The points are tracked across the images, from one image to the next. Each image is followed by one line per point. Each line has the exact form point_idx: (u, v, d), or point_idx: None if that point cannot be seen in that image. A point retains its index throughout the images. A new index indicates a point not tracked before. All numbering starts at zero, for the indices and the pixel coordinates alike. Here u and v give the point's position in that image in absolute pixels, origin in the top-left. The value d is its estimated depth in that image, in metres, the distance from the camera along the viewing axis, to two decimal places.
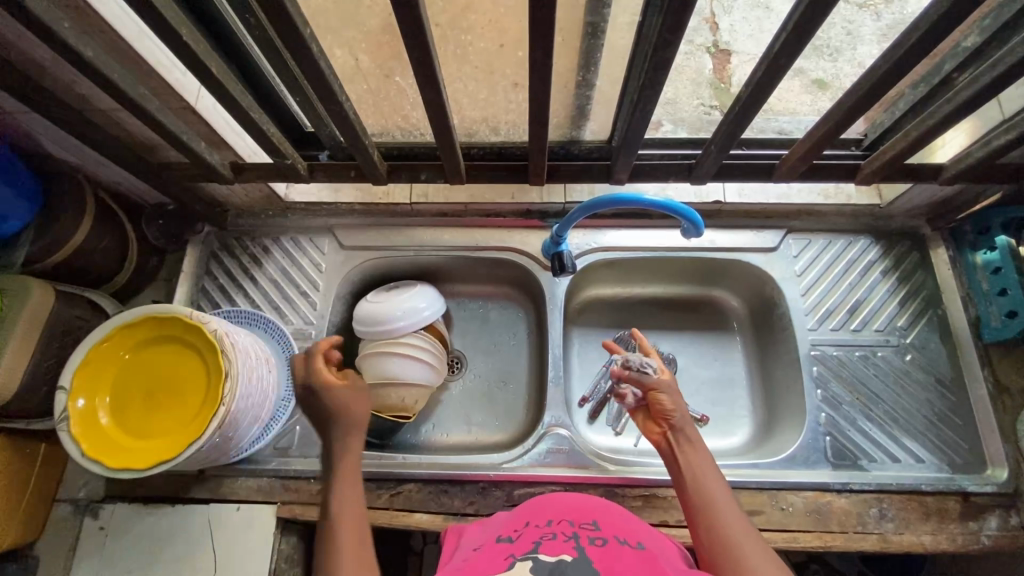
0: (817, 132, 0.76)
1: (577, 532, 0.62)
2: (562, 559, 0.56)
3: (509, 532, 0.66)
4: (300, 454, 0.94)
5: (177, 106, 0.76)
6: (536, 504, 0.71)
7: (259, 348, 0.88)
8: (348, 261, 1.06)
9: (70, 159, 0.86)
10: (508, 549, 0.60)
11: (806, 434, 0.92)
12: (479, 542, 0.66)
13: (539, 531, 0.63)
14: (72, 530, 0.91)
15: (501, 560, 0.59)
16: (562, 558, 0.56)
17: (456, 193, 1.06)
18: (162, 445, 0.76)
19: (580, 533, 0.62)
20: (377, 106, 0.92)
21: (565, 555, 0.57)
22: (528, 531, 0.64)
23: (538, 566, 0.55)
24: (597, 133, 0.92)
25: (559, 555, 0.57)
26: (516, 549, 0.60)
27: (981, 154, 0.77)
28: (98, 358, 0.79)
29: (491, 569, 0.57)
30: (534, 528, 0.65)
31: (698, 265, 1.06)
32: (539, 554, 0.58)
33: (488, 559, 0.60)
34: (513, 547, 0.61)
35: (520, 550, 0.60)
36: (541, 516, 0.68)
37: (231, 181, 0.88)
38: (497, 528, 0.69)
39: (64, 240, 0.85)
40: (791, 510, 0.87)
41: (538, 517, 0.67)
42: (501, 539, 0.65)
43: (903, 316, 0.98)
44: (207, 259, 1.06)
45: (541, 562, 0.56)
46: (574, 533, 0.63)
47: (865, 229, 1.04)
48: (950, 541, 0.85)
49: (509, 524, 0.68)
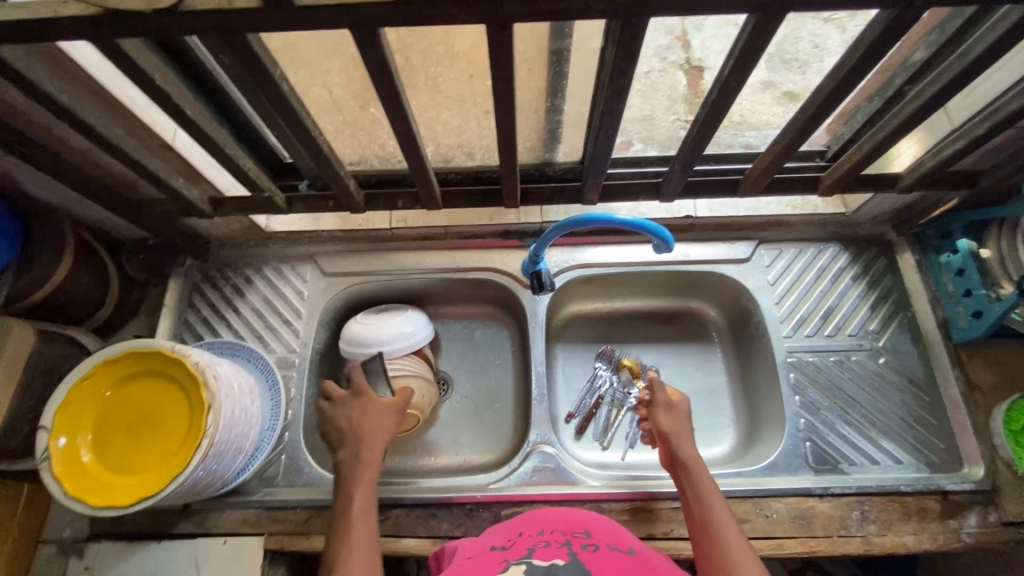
0: (778, 144, 0.79)
1: (569, 540, 0.63)
2: (555, 564, 0.58)
3: (504, 541, 0.67)
4: (286, 484, 0.93)
5: (154, 145, 0.78)
6: (532, 514, 0.72)
7: (242, 378, 0.88)
8: (330, 288, 1.07)
9: (50, 199, 0.87)
10: (503, 554, 0.61)
11: (787, 440, 0.94)
12: (474, 552, 0.67)
13: (533, 539, 0.64)
14: (56, 571, 0.90)
15: (497, 564, 0.60)
16: (554, 562, 0.58)
17: (436, 217, 1.09)
18: (149, 480, 0.76)
19: (572, 540, 0.63)
20: (353, 135, 0.94)
21: (558, 560, 0.58)
22: (522, 539, 0.65)
23: (532, 569, 0.56)
24: (570, 154, 0.96)
25: (552, 559, 0.58)
26: (512, 555, 0.61)
27: (935, 161, 0.81)
28: (80, 394, 0.79)
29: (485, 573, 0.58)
30: (527, 537, 0.66)
31: (675, 278, 1.09)
32: (532, 558, 0.59)
33: (482, 565, 0.61)
34: (507, 553, 0.62)
35: (514, 555, 0.61)
36: (533, 526, 0.68)
37: (211, 216, 0.89)
38: (492, 539, 0.69)
39: (44, 279, 0.86)
40: (774, 517, 0.87)
41: (531, 526, 0.68)
42: (495, 548, 0.65)
43: (874, 320, 1.01)
44: (190, 291, 1.07)
45: (534, 566, 0.57)
46: (566, 541, 0.63)
47: (834, 237, 1.07)
48: (932, 540, 0.86)
49: (503, 534, 0.69)
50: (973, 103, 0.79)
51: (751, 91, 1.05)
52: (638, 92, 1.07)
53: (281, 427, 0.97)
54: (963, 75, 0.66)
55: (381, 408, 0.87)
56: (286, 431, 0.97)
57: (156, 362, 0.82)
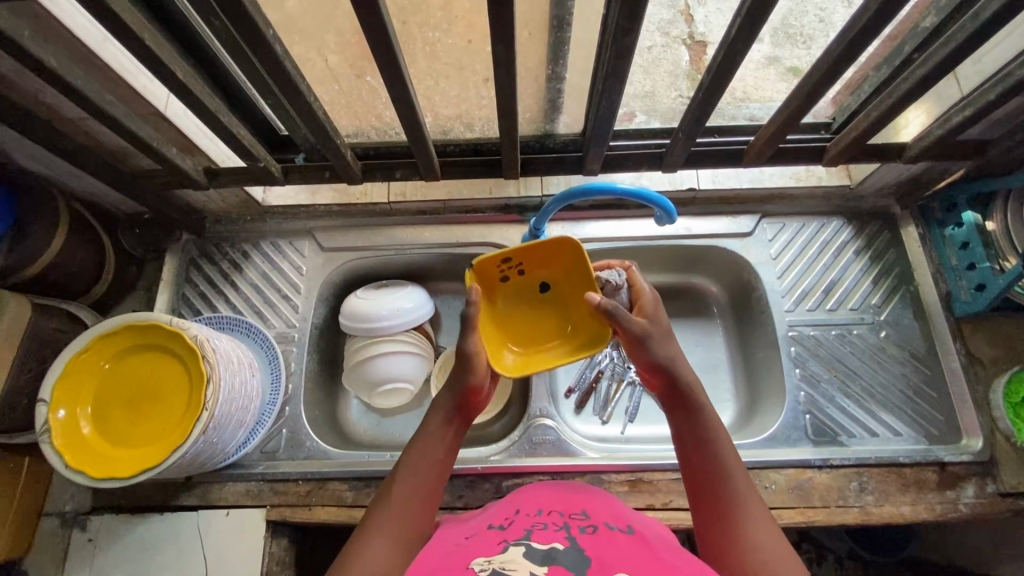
0: (782, 113, 0.77)
1: (567, 522, 0.63)
2: (553, 547, 0.57)
3: (501, 520, 0.66)
4: (287, 457, 0.94)
5: (146, 113, 0.76)
6: (528, 493, 0.72)
7: (242, 353, 0.88)
8: (328, 263, 1.06)
9: (40, 171, 0.86)
10: (501, 535, 0.61)
11: (787, 413, 0.94)
12: (468, 529, 0.66)
13: (530, 519, 0.64)
14: (60, 543, 0.90)
15: (495, 545, 0.59)
16: (553, 546, 0.57)
17: (436, 191, 1.07)
18: (150, 451, 0.76)
19: (570, 523, 0.63)
20: (349, 107, 0.92)
21: (557, 543, 0.58)
22: (520, 518, 0.65)
23: (531, 553, 0.56)
24: (571, 126, 0.93)
25: (551, 543, 0.58)
26: (510, 535, 0.61)
27: (943, 130, 0.79)
28: (79, 368, 0.79)
29: (483, 553, 0.57)
30: (525, 516, 0.65)
31: (676, 253, 1.08)
32: (531, 541, 0.58)
33: (478, 544, 0.60)
34: (505, 532, 0.62)
35: (512, 536, 0.60)
36: (530, 505, 0.68)
37: (206, 187, 0.87)
38: (488, 517, 0.68)
39: (37, 255, 0.85)
40: (774, 488, 0.88)
41: (527, 505, 0.68)
42: (492, 526, 0.65)
43: (876, 294, 1.01)
44: (187, 267, 1.06)
45: (533, 550, 0.56)
46: (565, 523, 0.63)
47: (837, 211, 1.06)
48: (929, 510, 0.86)
49: (500, 513, 0.68)
50: (984, 69, 0.77)
51: (755, 64, 1.03)
52: (641, 67, 1.05)
53: (281, 401, 0.97)
54: (973, 38, 0.64)
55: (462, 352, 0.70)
56: (287, 406, 0.97)
57: (154, 336, 0.81)
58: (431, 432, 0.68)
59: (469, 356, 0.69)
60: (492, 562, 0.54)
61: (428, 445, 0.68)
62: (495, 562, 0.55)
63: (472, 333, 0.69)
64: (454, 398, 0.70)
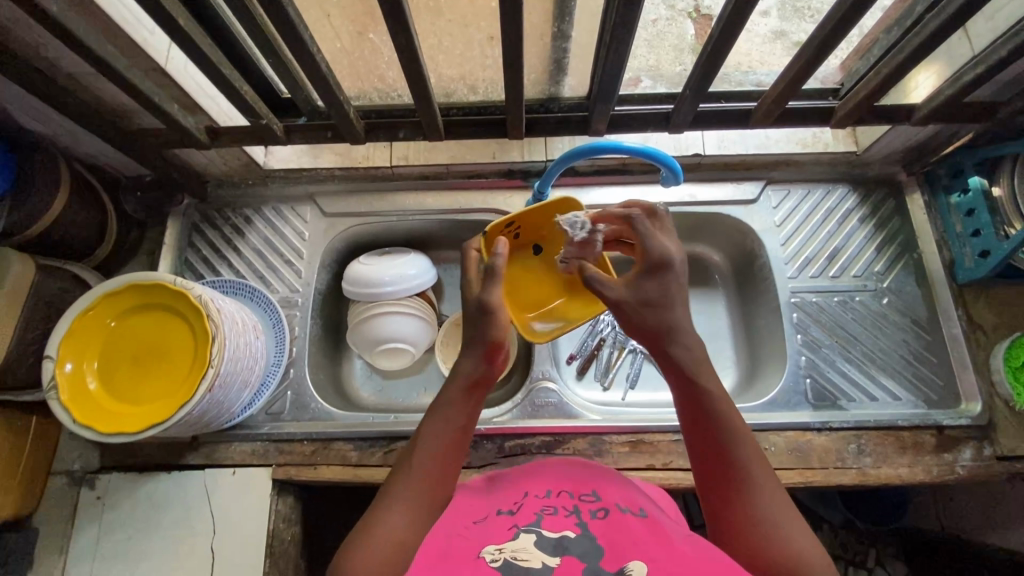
0: (790, 71, 0.76)
1: (578, 505, 0.62)
2: (565, 536, 0.57)
3: (508, 502, 0.64)
4: (293, 418, 0.95)
5: (147, 67, 0.75)
6: (535, 471, 0.70)
7: (246, 316, 0.88)
8: (332, 229, 1.05)
9: (41, 130, 0.85)
10: (511, 518, 0.60)
11: (787, 377, 0.95)
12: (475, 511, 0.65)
13: (540, 502, 0.63)
14: (69, 500, 0.92)
15: (503, 529, 0.58)
16: (565, 534, 0.57)
17: (437, 154, 1.06)
18: (157, 407, 0.77)
19: (581, 506, 0.62)
20: (352, 66, 0.90)
21: (568, 531, 0.57)
22: (529, 501, 0.64)
23: (542, 542, 0.56)
24: (576, 88, 0.92)
25: (562, 531, 0.57)
26: (518, 518, 0.60)
27: (953, 90, 0.78)
28: (85, 325, 0.79)
29: (494, 539, 0.57)
30: (534, 498, 0.64)
31: (681, 220, 1.07)
32: (541, 528, 0.58)
33: (487, 528, 0.59)
34: (514, 515, 0.61)
35: (522, 519, 0.59)
36: (539, 486, 0.67)
37: (208, 147, 0.86)
38: (495, 496, 0.67)
39: (39, 215, 0.84)
40: (773, 450, 0.89)
41: (536, 487, 0.66)
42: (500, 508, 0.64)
43: (880, 262, 1.01)
44: (189, 232, 1.05)
45: (544, 538, 0.56)
46: (575, 506, 0.62)
47: (842, 178, 1.05)
48: (926, 472, 0.87)
49: (507, 494, 0.66)
50: (997, 25, 0.76)
51: (762, 39, 1.00)
52: (646, 40, 1.02)
53: (285, 363, 0.98)
54: None
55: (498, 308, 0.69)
56: (291, 368, 0.98)
57: (158, 298, 0.81)
58: (451, 398, 0.67)
59: (490, 310, 0.68)
60: (503, 552, 0.54)
61: (448, 412, 0.66)
62: (505, 550, 0.55)
63: (493, 287, 0.69)
64: (476, 361, 0.68)
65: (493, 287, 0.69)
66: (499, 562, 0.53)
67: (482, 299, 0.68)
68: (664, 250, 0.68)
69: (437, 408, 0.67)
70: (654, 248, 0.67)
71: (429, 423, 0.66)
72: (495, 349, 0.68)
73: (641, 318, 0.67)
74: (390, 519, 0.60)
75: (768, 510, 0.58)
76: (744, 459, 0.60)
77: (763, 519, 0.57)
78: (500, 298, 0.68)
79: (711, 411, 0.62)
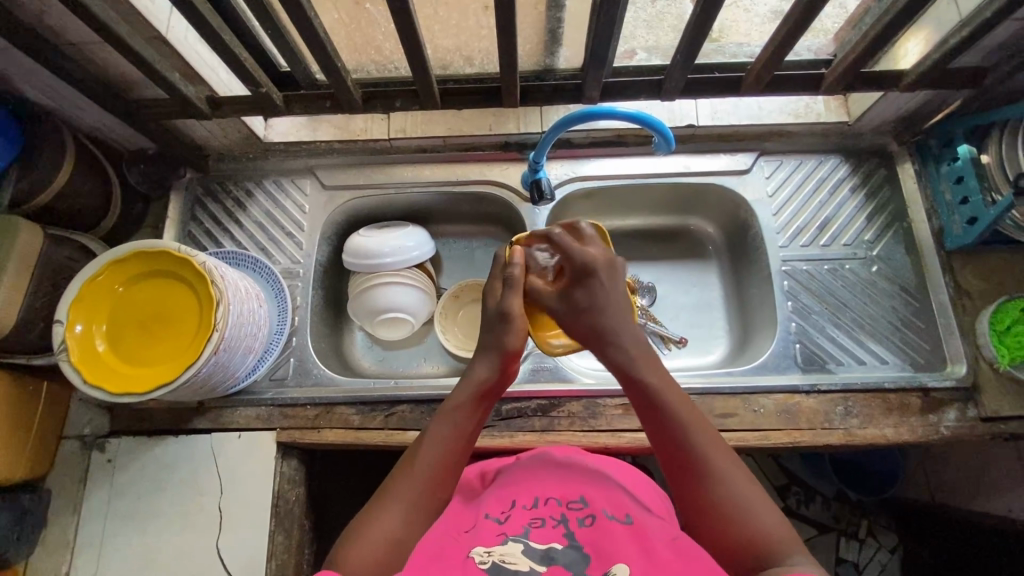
0: (778, 35, 0.78)
1: (566, 515, 0.69)
2: (552, 548, 0.64)
3: (498, 509, 0.71)
4: (296, 384, 0.98)
5: (148, 35, 0.76)
6: (525, 476, 0.76)
7: (249, 284, 0.91)
8: (331, 201, 1.07)
9: (46, 101, 0.87)
10: (501, 527, 0.68)
11: (778, 342, 0.97)
12: (467, 517, 0.72)
13: (529, 511, 0.70)
14: (81, 463, 0.95)
15: (494, 536, 0.66)
16: (552, 546, 0.64)
17: (435, 126, 1.07)
18: (161, 370, 0.79)
19: (569, 515, 0.69)
20: (350, 38, 0.92)
21: (555, 543, 0.65)
22: (517, 509, 0.70)
23: (530, 553, 0.63)
24: (571, 60, 0.93)
25: (549, 543, 0.65)
26: (508, 527, 0.68)
27: (939, 55, 0.80)
28: (94, 289, 0.81)
29: (484, 543, 0.65)
30: (523, 506, 0.71)
31: (675, 192, 1.09)
32: (530, 539, 0.65)
33: (479, 534, 0.67)
34: (504, 523, 0.68)
35: (511, 528, 0.67)
36: (528, 494, 0.73)
37: (209, 117, 0.88)
38: (485, 502, 0.73)
39: (45, 185, 0.87)
40: (762, 412, 0.91)
41: (525, 494, 0.73)
42: (490, 514, 0.71)
43: (870, 230, 1.02)
44: (192, 205, 1.07)
45: (532, 548, 0.64)
46: (563, 515, 0.69)
47: (835, 149, 1.06)
48: (911, 432, 0.90)
49: (496, 500, 0.73)
50: None
51: (763, 19, 0.98)
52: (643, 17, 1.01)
53: (288, 332, 1.00)
54: None
55: (519, 314, 0.72)
56: (294, 336, 1.00)
57: (163, 270, 0.84)
58: (461, 403, 0.70)
59: (509, 316, 0.72)
60: (493, 558, 0.62)
61: (456, 418, 0.69)
62: (495, 555, 0.63)
63: (513, 295, 0.73)
64: (491, 369, 0.71)
65: (513, 296, 0.73)
66: (488, 566, 0.61)
67: (502, 305, 0.72)
68: (586, 256, 0.72)
69: (443, 416, 0.69)
70: (575, 255, 0.73)
71: (436, 430, 0.68)
72: (509, 358, 0.71)
73: (580, 326, 0.71)
74: (388, 519, 0.62)
75: (727, 493, 0.60)
76: (698, 447, 0.63)
77: (724, 501, 0.60)
78: (519, 307, 0.72)
79: (659, 405, 0.65)
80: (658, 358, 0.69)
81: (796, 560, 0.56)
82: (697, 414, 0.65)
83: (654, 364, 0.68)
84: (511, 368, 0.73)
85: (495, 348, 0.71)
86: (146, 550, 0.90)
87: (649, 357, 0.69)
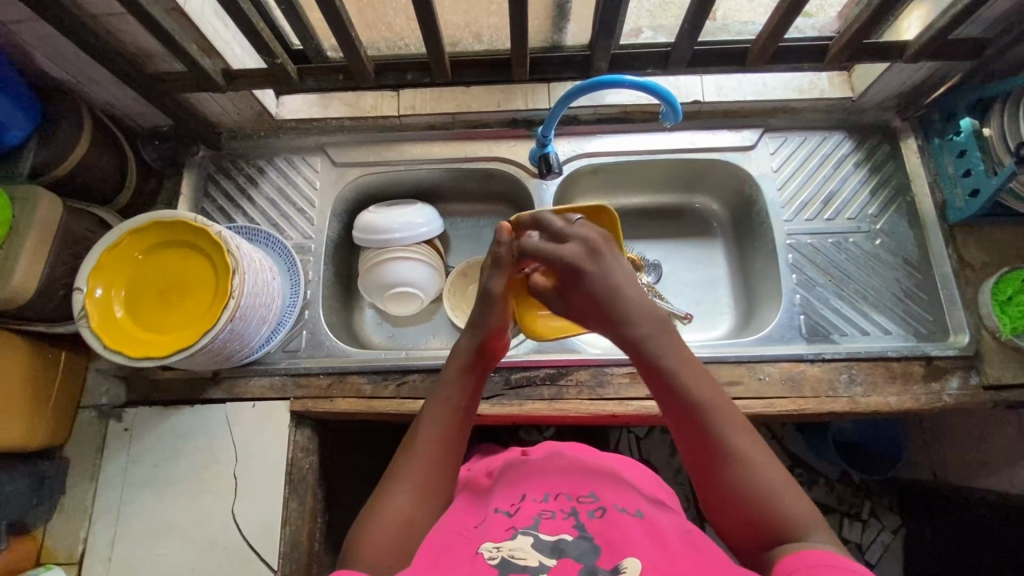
0: (782, 5, 0.79)
1: (575, 508, 0.68)
2: (562, 539, 0.63)
3: (507, 504, 0.71)
4: (308, 355, 0.99)
5: (166, 7, 0.78)
6: (533, 470, 0.77)
7: (262, 256, 0.92)
8: (341, 178, 1.09)
9: (65, 74, 0.89)
10: (509, 521, 0.67)
11: (782, 314, 0.99)
12: (476, 513, 0.71)
13: (537, 506, 0.69)
14: (98, 431, 0.97)
15: (503, 531, 0.65)
16: (562, 537, 0.63)
17: (443, 103, 1.08)
18: (175, 337, 0.81)
19: (579, 508, 0.68)
20: (361, 13, 0.93)
21: (565, 534, 0.64)
22: (526, 504, 0.70)
23: (540, 545, 0.62)
24: (579, 35, 0.95)
25: (559, 534, 0.64)
26: (517, 522, 0.66)
27: (941, 24, 0.81)
28: (116, 255, 0.83)
29: (492, 538, 0.64)
30: (531, 500, 0.70)
31: (681, 168, 1.10)
32: (539, 532, 0.64)
33: (487, 528, 0.66)
34: (513, 519, 0.67)
35: (521, 523, 0.66)
36: (536, 488, 0.73)
37: (224, 89, 0.90)
38: (495, 498, 0.73)
39: (62, 157, 0.88)
40: (767, 379, 0.93)
41: (533, 489, 0.73)
42: (499, 509, 0.70)
43: (873, 205, 1.04)
44: (205, 181, 1.09)
45: (542, 542, 0.63)
46: (573, 508, 0.68)
47: (839, 125, 1.08)
48: (914, 400, 0.91)
49: (506, 496, 0.73)
50: None
51: (765, 8, 1.02)
52: None
53: (300, 305, 1.02)
54: None
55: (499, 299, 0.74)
56: (306, 310, 1.02)
57: (180, 243, 0.86)
58: (450, 380, 0.73)
59: (489, 296, 0.74)
60: (503, 551, 0.61)
61: (449, 396, 0.71)
62: (504, 550, 0.62)
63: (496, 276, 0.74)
64: (473, 345, 0.74)
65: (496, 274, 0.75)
66: (497, 561, 0.60)
67: (486, 284, 0.74)
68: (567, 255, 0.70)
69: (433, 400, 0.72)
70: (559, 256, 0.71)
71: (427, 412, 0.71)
72: (490, 337, 0.74)
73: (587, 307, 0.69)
74: (400, 496, 0.64)
75: (752, 475, 0.60)
76: (720, 431, 0.62)
77: (753, 485, 0.59)
78: (502, 289, 0.74)
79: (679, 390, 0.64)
80: (678, 336, 0.68)
81: (817, 539, 0.56)
82: (717, 393, 0.64)
83: (674, 345, 0.67)
84: (497, 346, 0.75)
85: (477, 325, 0.74)
86: (162, 515, 0.92)
87: (668, 335, 0.67)
